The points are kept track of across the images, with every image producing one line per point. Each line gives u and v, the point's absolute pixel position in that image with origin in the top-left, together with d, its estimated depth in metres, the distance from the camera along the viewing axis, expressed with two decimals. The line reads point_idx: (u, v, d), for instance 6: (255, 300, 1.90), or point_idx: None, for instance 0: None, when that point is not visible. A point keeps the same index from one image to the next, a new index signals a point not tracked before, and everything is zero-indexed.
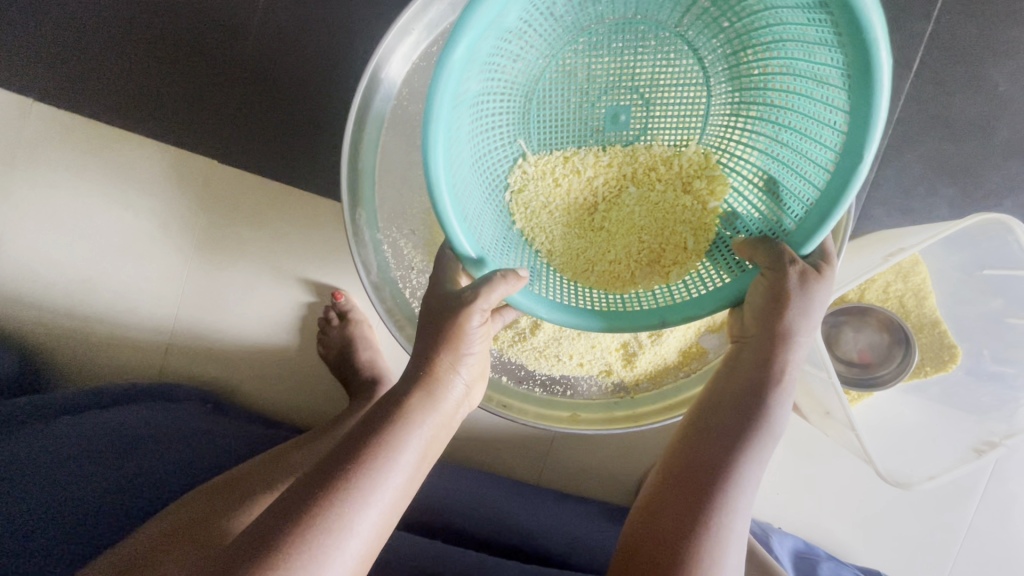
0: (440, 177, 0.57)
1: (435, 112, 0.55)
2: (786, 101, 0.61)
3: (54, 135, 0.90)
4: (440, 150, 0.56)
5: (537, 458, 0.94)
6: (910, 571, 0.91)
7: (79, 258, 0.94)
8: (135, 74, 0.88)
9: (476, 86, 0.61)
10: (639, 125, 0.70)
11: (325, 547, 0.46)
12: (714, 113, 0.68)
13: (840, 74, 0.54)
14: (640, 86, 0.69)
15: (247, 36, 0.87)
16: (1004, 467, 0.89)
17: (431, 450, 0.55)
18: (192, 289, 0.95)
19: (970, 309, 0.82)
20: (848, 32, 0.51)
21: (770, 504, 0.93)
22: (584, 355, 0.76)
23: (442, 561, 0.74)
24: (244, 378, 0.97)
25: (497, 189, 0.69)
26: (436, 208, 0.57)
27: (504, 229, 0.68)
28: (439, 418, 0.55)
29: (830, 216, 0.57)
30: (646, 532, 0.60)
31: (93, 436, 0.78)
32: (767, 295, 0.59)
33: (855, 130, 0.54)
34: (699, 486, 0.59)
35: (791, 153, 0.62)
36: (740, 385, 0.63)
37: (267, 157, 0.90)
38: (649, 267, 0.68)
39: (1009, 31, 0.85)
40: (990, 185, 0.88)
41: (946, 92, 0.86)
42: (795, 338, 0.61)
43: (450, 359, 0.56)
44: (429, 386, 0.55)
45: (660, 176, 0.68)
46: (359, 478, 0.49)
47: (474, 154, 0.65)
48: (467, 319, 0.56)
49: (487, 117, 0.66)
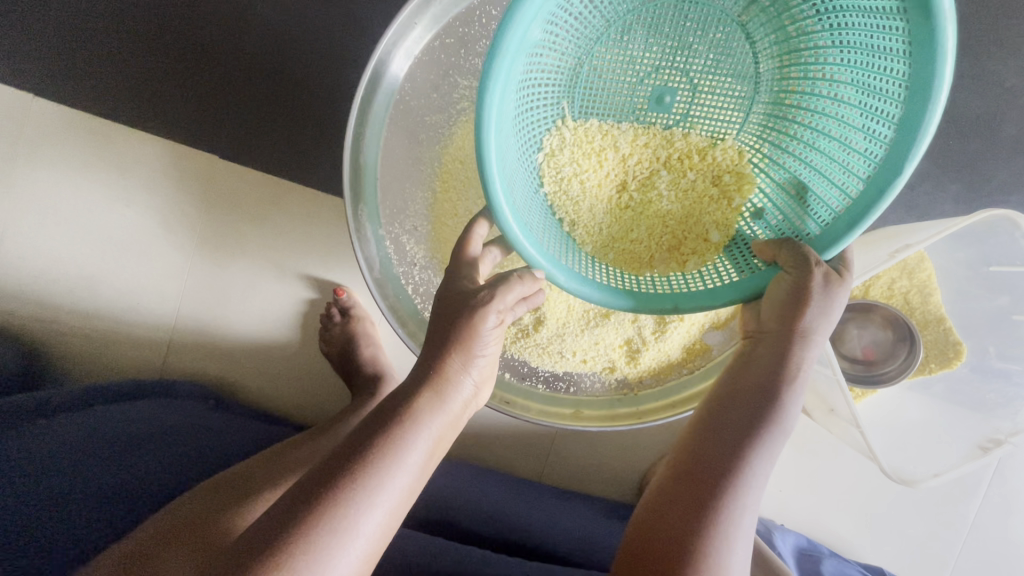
0: (489, 123, 0.54)
1: (502, 51, 0.52)
2: (828, 106, 0.61)
3: (54, 130, 0.90)
4: (495, 100, 0.54)
5: (539, 454, 0.94)
6: (912, 567, 0.91)
7: (81, 254, 0.94)
8: (136, 69, 0.88)
9: (538, 36, 0.59)
10: (681, 108, 0.69)
11: (329, 548, 0.46)
12: (754, 113, 0.68)
13: (897, 86, 0.54)
14: (691, 71, 0.67)
15: (249, 31, 0.86)
16: (1006, 465, 0.89)
17: (437, 449, 0.55)
18: (193, 285, 0.95)
19: (975, 306, 0.81)
20: (921, 44, 0.51)
21: (773, 501, 0.93)
22: (587, 351, 0.75)
23: (443, 556, 0.74)
24: (246, 374, 0.97)
25: (530, 151, 0.67)
26: (480, 162, 0.55)
27: (532, 193, 0.67)
28: (446, 418, 0.55)
29: (861, 220, 0.56)
30: (653, 529, 0.59)
31: (94, 432, 0.78)
32: (788, 294, 0.59)
33: (900, 142, 0.54)
34: (708, 484, 0.59)
35: (825, 160, 0.61)
36: (753, 382, 0.62)
37: (269, 153, 0.90)
38: (668, 253, 0.68)
39: (1017, 26, 0.84)
40: (996, 181, 0.87)
41: (952, 87, 0.85)
42: (811, 336, 0.61)
43: (460, 360, 0.55)
44: (439, 387, 0.55)
45: (693, 165, 0.68)
46: (365, 477, 0.49)
47: (518, 112, 0.63)
48: (483, 319, 0.55)
49: (538, 76, 0.63)
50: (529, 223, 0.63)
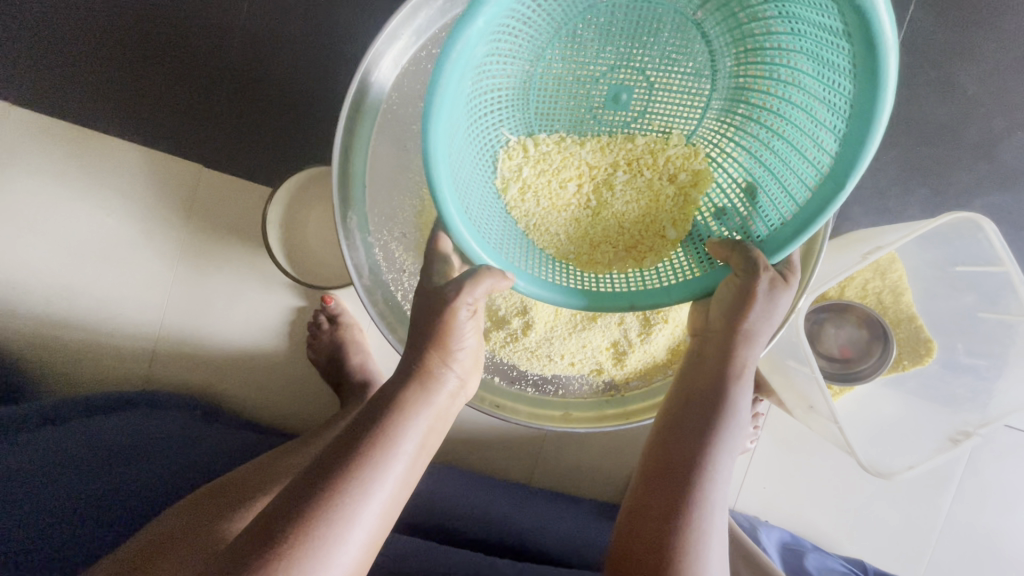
0: (435, 150, 0.55)
1: (442, 82, 0.53)
2: (782, 108, 0.62)
3: (34, 141, 0.89)
4: (439, 124, 0.55)
5: (529, 458, 0.95)
6: (891, 558, 0.95)
7: (62, 264, 0.92)
8: (119, 81, 0.89)
9: (484, 51, 0.58)
10: (639, 106, 0.69)
11: (326, 543, 0.46)
12: (710, 111, 0.69)
13: (844, 101, 0.55)
14: (646, 68, 0.68)
15: (234, 39, 0.88)
16: (978, 456, 0.93)
17: (427, 442, 0.56)
18: (178, 295, 0.94)
19: (944, 304, 0.85)
20: (863, 64, 0.52)
21: (757, 498, 0.96)
22: (575, 354, 0.76)
23: (437, 562, 0.73)
24: (232, 384, 0.96)
25: (486, 158, 0.67)
26: (429, 182, 0.56)
27: (491, 200, 0.68)
28: (434, 411, 0.56)
29: (804, 230, 0.59)
30: (634, 538, 0.60)
31: (71, 450, 0.75)
32: (736, 293, 0.61)
33: (844, 156, 0.56)
34: (682, 487, 0.61)
35: (779, 162, 0.63)
36: (708, 378, 0.64)
37: (260, 161, 0.91)
38: (625, 252, 0.70)
39: (979, 37, 0.88)
40: (962, 185, 0.91)
41: (917, 95, 0.90)
42: (754, 337, 0.63)
43: (440, 355, 0.57)
44: (423, 381, 0.56)
45: (648, 165, 0.69)
46: (355, 473, 0.49)
47: (471, 117, 0.63)
48: (455, 314, 0.56)
49: (490, 82, 0.63)
50: (484, 233, 0.64)
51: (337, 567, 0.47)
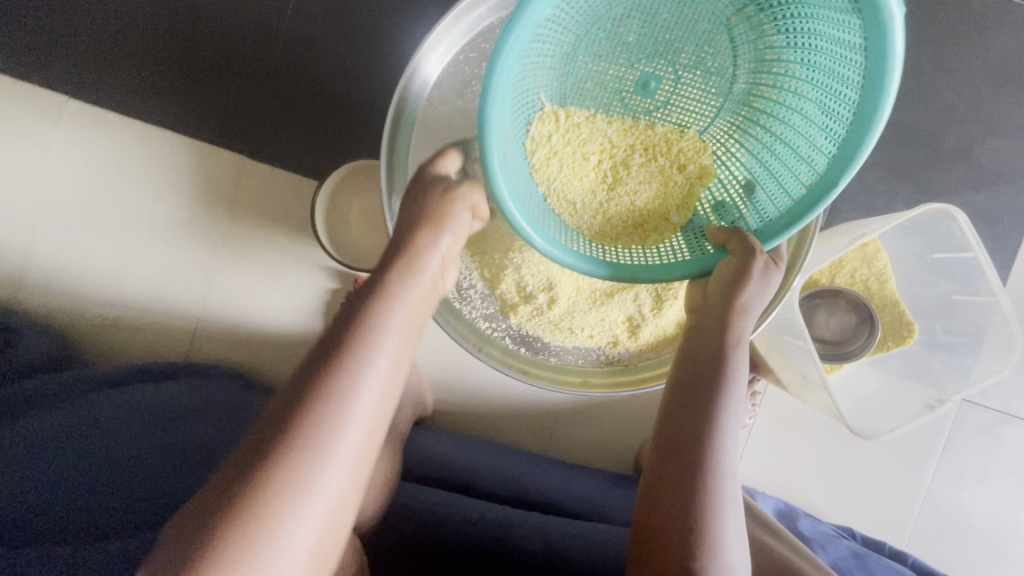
0: (495, 92, 0.63)
1: (516, 31, 0.61)
2: (787, 116, 0.71)
3: (92, 133, 0.97)
4: (501, 73, 0.62)
5: (545, 431, 1.02)
6: (878, 525, 1.03)
7: (112, 245, 1.00)
8: (173, 76, 0.96)
9: (546, 20, 0.66)
10: (664, 95, 0.78)
11: (342, 391, 0.57)
12: (724, 111, 0.77)
13: (847, 112, 0.64)
14: (676, 62, 0.76)
15: (281, 41, 0.96)
16: (957, 433, 1.01)
17: (417, 316, 0.66)
18: (221, 276, 1.01)
19: (924, 289, 0.94)
20: (872, 78, 0.61)
21: (756, 470, 1.03)
22: (594, 327, 0.84)
23: (467, 516, 0.80)
24: (269, 360, 1.04)
25: (522, 120, 0.75)
26: (482, 120, 0.63)
27: (519, 162, 0.75)
28: (423, 286, 0.66)
29: (799, 220, 0.68)
30: (655, 507, 0.68)
31: (126, 415, 0.83)
32: (732, 273, 0.69)
33: (840, 158, 0.65)
34: (694, 456, 0.68)
35: (779, 164, 0.72)
36: (706, 351, 0.73)
37: (301, 153, 0.99)
38: (632, 229, 0.78)
39: (957, 52, 0.98)
40: (941, 185, 1.00)
41: (902, 103, 0.99)
42: (746, 312, 0.72)
43: (429, 235, 0.68)
44: (411, 259, 0.66)
45: (662, 152, 0.77)
46: (361, 335, 0.60)
47: (521, 78, 0.70)
48: (452, 205, 0.70)
49: (541, 50, 0.70)
50: (515, 186, 0.72)
51: (356, 410, 0.58)
